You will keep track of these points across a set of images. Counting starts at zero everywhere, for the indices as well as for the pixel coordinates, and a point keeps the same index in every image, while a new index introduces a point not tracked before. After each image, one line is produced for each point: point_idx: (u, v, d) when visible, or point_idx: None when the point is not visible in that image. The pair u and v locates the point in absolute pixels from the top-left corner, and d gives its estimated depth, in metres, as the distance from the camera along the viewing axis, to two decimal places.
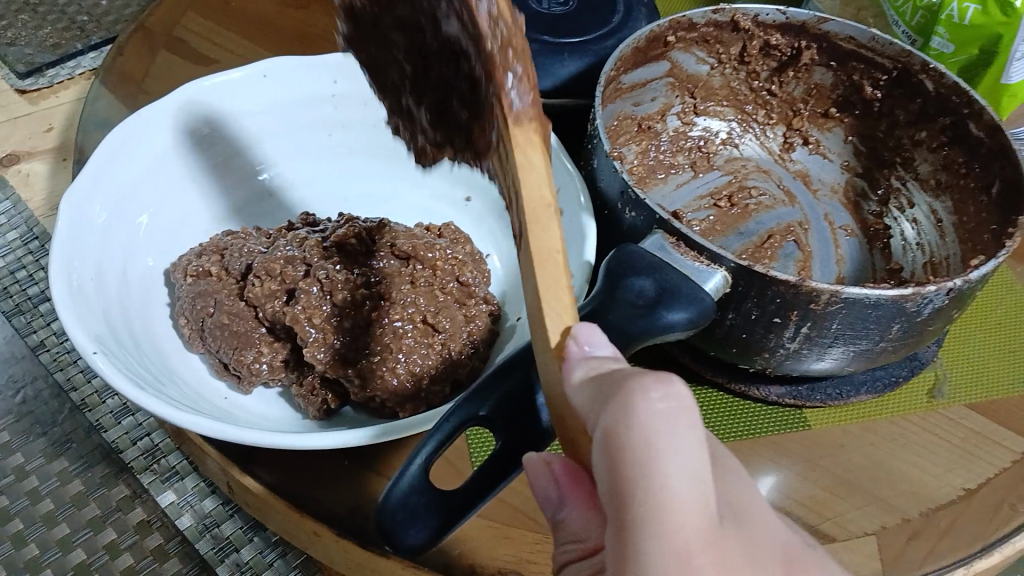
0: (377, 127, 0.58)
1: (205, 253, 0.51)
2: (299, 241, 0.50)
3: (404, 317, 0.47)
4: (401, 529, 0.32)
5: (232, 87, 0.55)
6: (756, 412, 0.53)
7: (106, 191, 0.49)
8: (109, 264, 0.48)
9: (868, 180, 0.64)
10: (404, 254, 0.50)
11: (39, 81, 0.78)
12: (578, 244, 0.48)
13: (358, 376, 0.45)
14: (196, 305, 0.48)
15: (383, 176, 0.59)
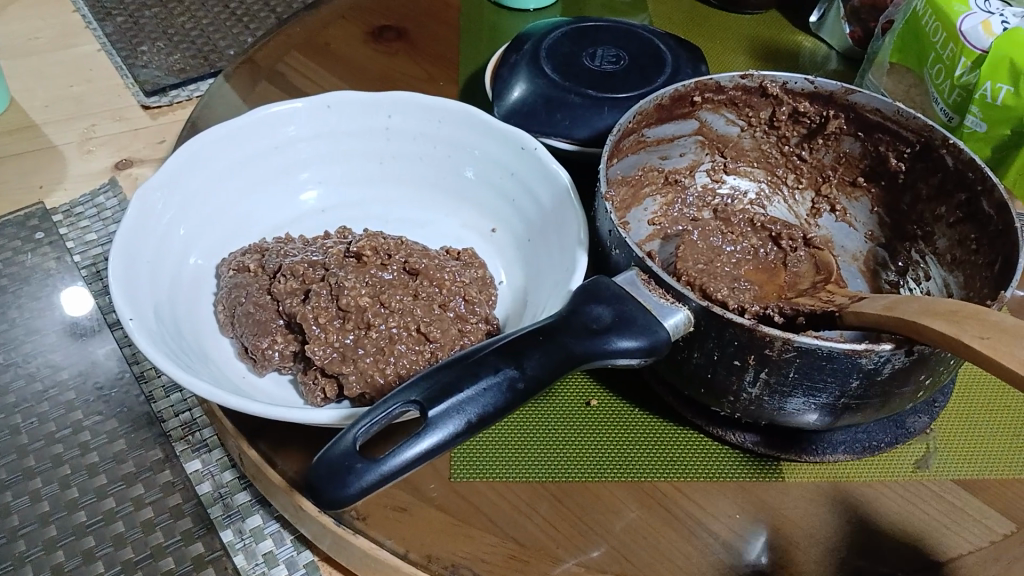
0: (421, 161, 0.65)
1: (248, 253, 0.58)
2: (325, 249, 0.56)
3: (401, 324, 0.52)
4: (324, 486, 0.37)
5: (296, 114, 0.62)
6: (728, 457, 0.55)
7: (174, 190, 0.57)
8: (165, 252, 0.56)
9: (889, 251, 0.65)
10: (413, 271, 0.55)
11: (161, 99, 0.90)
12: (569, 276, 0.53)
13: (353, 373, 0.50)
14: (231, 295, 0.55)
15: (422, 203, 0.65)
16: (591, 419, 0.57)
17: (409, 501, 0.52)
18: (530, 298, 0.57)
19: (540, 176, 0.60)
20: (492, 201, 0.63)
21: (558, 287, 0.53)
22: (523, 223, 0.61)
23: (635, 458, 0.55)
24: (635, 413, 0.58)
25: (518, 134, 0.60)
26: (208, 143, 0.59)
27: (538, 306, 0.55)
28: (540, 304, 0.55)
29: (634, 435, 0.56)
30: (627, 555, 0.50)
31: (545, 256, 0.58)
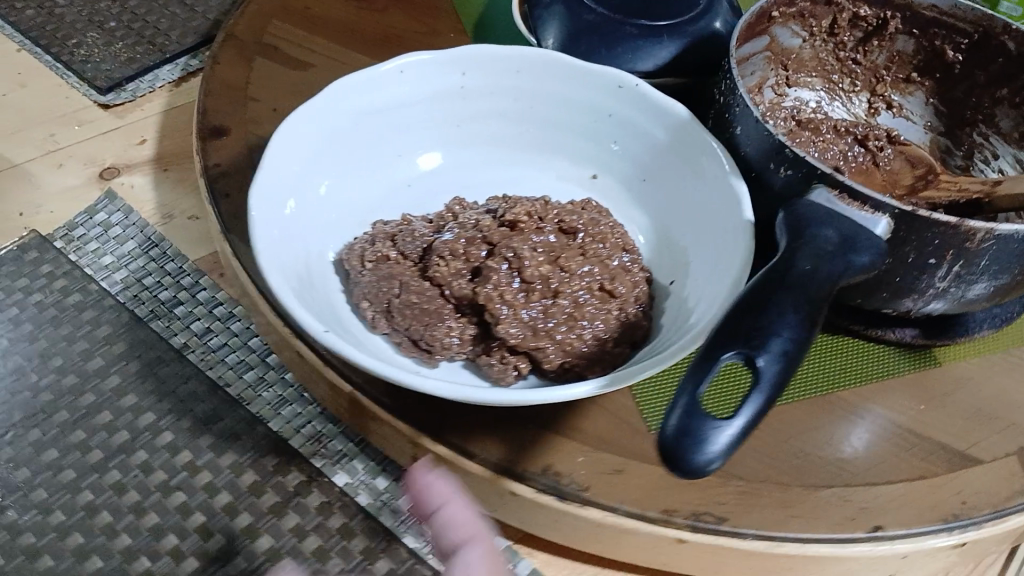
0: (500, 117, 0.62)
1: (377, 241, 0.54)
2: (469, 224, 0.53)
3: (584, 287, 0.50)
4: (694, 457, 0.35)
5: (372, 85, 0.58)
6: (887, 354, 0.57)
7: (282, 182, 0.52)
8: (296, 250, 0.51)
9: (951, 138, 0.68)
10: (569, 230, 0.53)
11: (121, 95, 0.79)
12: (734, 205, 0.52)
13: (551, 347, 0.48)
14: (383, 289, 0.51)
15: (509, 161, 0.63)
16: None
17: (623, 462, 0.50)
18: (677, 238, 0.56)
19: (647, 111, 0.59)
20: (587, 146, 0.62)
21: (726, 219, 0.53)
22: (633, 163, 0.60)
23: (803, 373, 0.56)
24: None
25: (612, 73, 0.59)
26: (295, 132, 0.54)
27: (692, 244, 0.55)
28: (701, 241, 0.54)
29: None
30: (839, 463, 0.51)
31: (679, 192, 0.57)
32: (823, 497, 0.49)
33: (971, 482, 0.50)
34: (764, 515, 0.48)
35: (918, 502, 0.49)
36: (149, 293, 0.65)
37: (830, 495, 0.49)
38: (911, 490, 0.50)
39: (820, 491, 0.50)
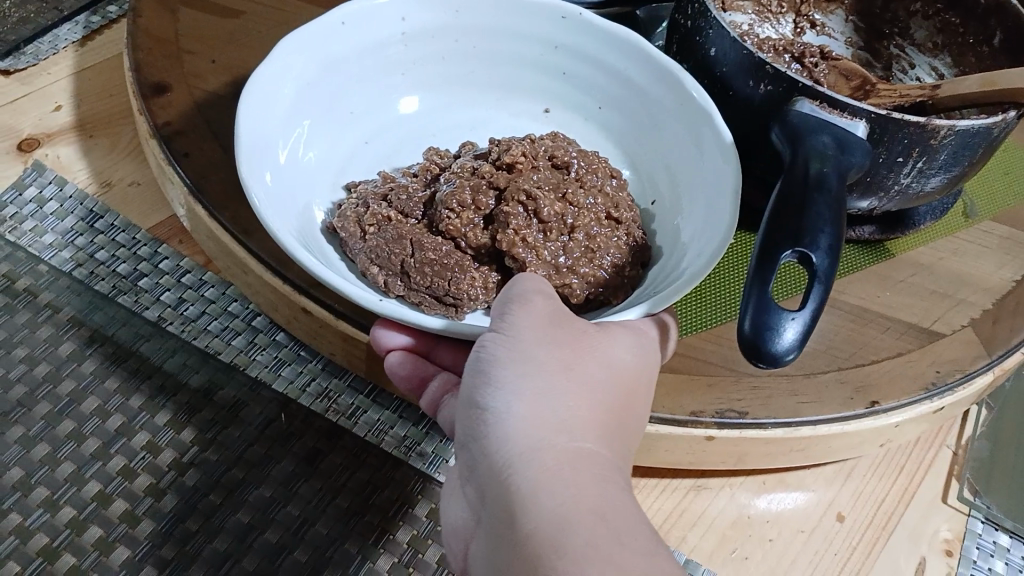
0: (445, 59, 0.64)
1: (369, 201, 0.54)
2: (464, 172, 0.53)
3: (594, 217, 0.52)
4: (775, 347, 0.37)
5: (322, 36, 0.58)
6: (850, 250, 0.63)
7: (264, 143, 0.52)
8: (295, 213, 0.51)
9: (870, 52, 0.75)
10: (563, 164, 0.54)
11: (21, 60, 0.72)
12: (697, 120, 0.56)
13: (575, 282, 0.50)
14: (394, 246, 0.50)
15: (468, 100, 0.65)
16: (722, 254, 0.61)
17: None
18: (645, 160, 0.61)
19: (595, 40, 0.62)
20: (538, 79, 0.65)
21: (694, 133, 0.56)
22: (584, 92, 0.64)
23: None
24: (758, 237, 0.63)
25: (555, 5, 0.61)
26: (263, 91, 0.53)
27: (667, 165, 0.59)
28: (673, 161, 0.58)
29: None
30: (831, 351, 0.56)
31: (642, 115, 0.61)
32: (824, 383, 0.54)
33: (941, 353, 0.57)
34: (775, 403, 0.52)
35: (902, 376, 0.55)
36: (107, 269, 0.61)
37: (829, 380, 0.54)
38: (894, 367, 0.55)
39: (820, 377, 0.54)
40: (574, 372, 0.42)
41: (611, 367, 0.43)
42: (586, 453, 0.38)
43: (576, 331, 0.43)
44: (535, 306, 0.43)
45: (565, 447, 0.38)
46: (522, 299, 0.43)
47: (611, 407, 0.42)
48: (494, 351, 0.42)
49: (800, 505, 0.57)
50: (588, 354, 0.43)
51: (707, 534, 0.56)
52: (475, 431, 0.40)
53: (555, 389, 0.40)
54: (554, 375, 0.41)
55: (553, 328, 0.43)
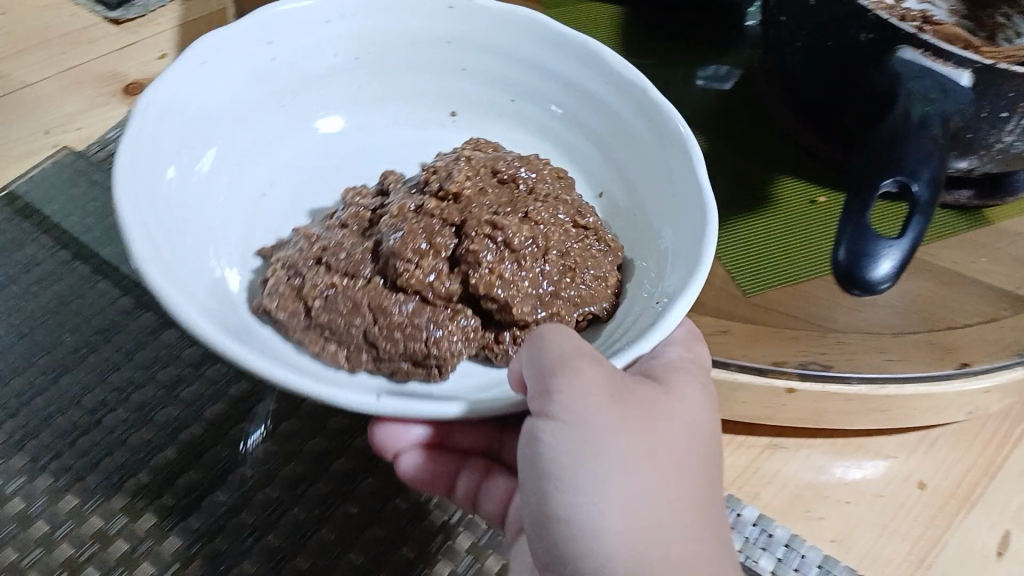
0: (297, 63, 0.56)
1: (304, 254, 0.48)
2: (394, 211, 0.48)
3: (570, 236, 0.48)
4: (868, 273, 0.37)
5: (213, 51, 0.52)
6: (945, 216, 0.61)
7: (160, 184, 0.46)
8: (201, 262, 0.45)
9: (974, 21, 0.72)
10: (510, 179, 0.50)
11: (130, 11, 0.78)
12: (667, 134, 0.51)
13: (563, 308, 0.47)
14: (346, 317, 0.45)
15: (347, 105, 0.59)
16: (817, 215, 0.60)
17: (724, 323, 0.53)
18: (620, 184, 0.55)
19: (493, 28, 0.58)
20: (443, 80, 0.60)
21: (663, 155, 0.51)
22: (500, 90, 0.60)
23: None
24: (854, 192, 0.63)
25: None
26: (165, 124, 0.48)
27: (633, 181, 0.54)
28: (641, 175, 0.53)
29: None
30: (921, 314, 0.54)
31: (608, 127, 0.56)
32: (911, 343, 0.53)
33: None
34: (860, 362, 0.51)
35: (994, 343, 0.53)
36: None
37: (917, 341, 0.53)
38: (986, 334, 0.54)
39: (907, 338, 0.53)
40: (665, 453, 0.38)
41: (688, 429, 0.39)
42: (694, 553, 0.37)
43: (627, 391, 0.38)
44: (589, 386, 0.37)
45: (674, 553, 0.36)
46: (572, 376, 0.36)
47: (700, 476, 0.39)
48: (564, 450, 0.37)
49: (878, 471, 0.56)
50: (656, 414, 0.38)
51: (780, 493, 0.55)
52: (571, 546, 0.37)
53: (650, 479, 0.37)
54: (641, 467, 0.37)
55: (616, 400, 0.37)
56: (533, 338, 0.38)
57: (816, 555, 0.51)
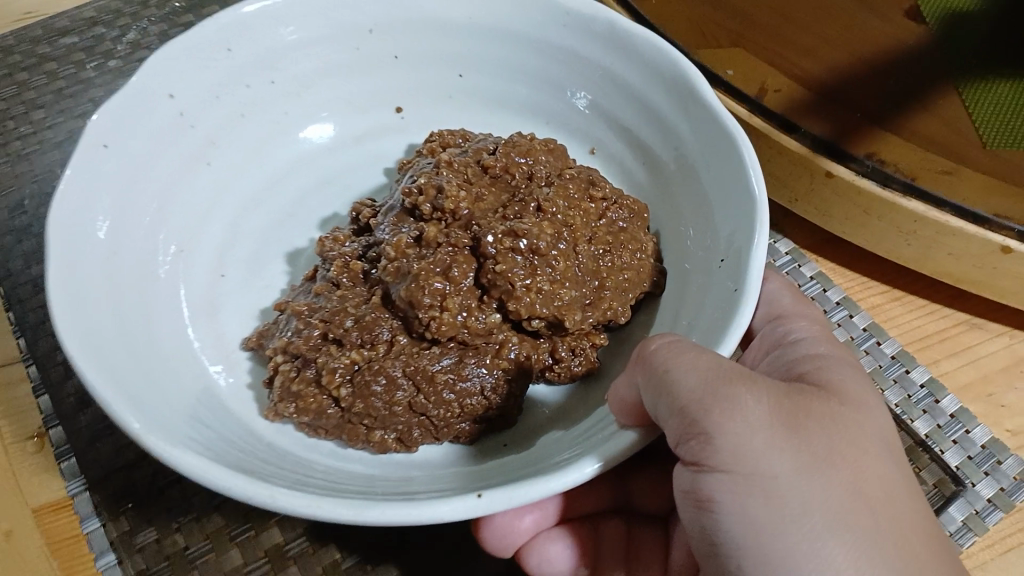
0: (188, 166, 0.66)
1: (298, 401, 0.54)
2: (437, 293, 0.55)
3: (555, 303, 0.56)
4: None
5: (84, 172, 0.57)
6: None
7: (92, 295, 0.53)
8: (177, 417, 0.51)
9: None
10: (458, 279, 0.56)
11: None
12: (706, 116, 0.61)
13: (578, 313, 0.57)
14: (358, 396, 0.54)
15: (249, 202, 0.69)
16: None
17: (950, 168, 0.72)
18: (671, 178, 0.66)
19: (515, 11, 0.69)
20: (431, 73, 0.74)
21: (718, 153, 0.60)
22: (444, 70, 0.74)
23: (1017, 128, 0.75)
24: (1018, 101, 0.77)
25: None
26: (72, 253, 0.54)
27: (720, 202, 0.59)
28: (718, 206, 0.60)
29: (1009, 114, 0.77)
30: None
31: (652, 116, 0.67)
32: None
33: None
34: (980, 210, 0.68)
35: None
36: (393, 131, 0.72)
37: None
38: None
39: None
40: (835, 436, 0.41)
41: (852, 400, 0.43)
42: (887, 491, 0.41)
43: (801, 405, 0.41)
44: (755, 416, 0.40)
45: (869, 500, 0.40)
46: (734, 404, 0.40)
47: (876, 426, 0.43)
48: (758, 510, 0.40)
49: None
50: (830, 424, 0.42)
51: None
52: None
53: (831, 455, 0.41)
54: (817, 446, 0.41)
55: (794, 434, 0.40)
56: (664, 357, 0.42)
57: (1013, 463, 0.63)
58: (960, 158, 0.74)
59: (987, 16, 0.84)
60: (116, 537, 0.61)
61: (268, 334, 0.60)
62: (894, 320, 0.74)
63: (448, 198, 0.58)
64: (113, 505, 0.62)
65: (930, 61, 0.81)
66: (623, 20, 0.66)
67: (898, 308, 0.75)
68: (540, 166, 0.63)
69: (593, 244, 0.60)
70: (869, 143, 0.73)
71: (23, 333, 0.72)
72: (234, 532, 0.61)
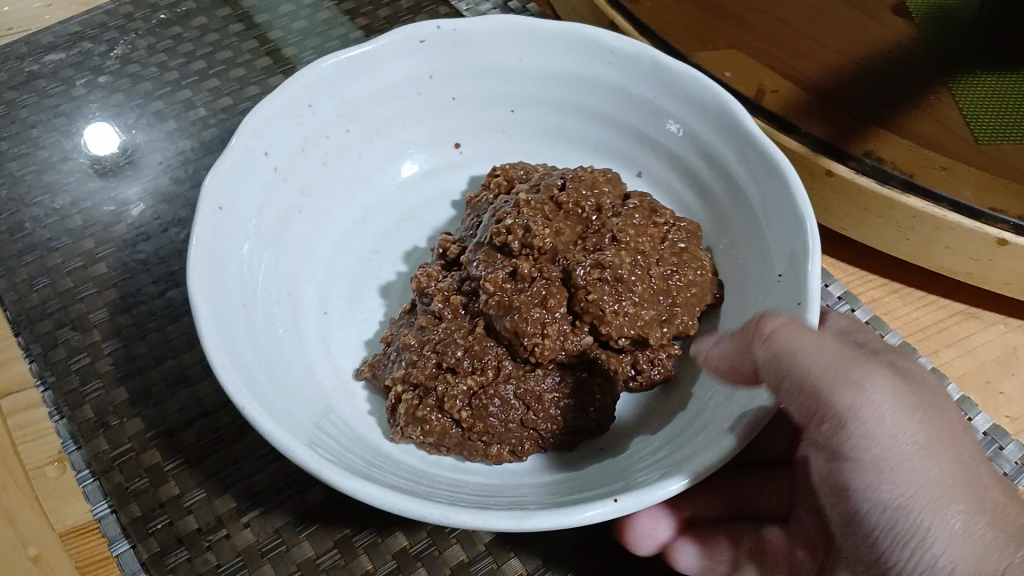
0: (286, 217, 0.73)
1: (422, 423, 0.62)
2: (541, 322, 0.63)
3: (637, 319, 0.65)
4: None
5: (208, 234, 0.63)
6: None
7: (232, 341, 0.59)
8: (325, 446, 0.57)
9: None
10: (552, 307, 0.64)
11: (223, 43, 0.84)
12: (749, 143, 0.69)
13: (656, 326, 0.66)
14: (477, 413, 0.62)
15: (340, 243, 0.77)
16: (1012, 108, 0.82)
17: (945, 164, 0.78)
18: (717, 196, 0.74)
19: (560, 50, 0.77)
20: (484, 108, 0.82)
21: (765, 177, 0.68)
22: (495, 105, 0.82)
23: (1005, 127, 0.81)
24: (1002, 102, 0.83)
25: (417, 29, 0.76)
26: (212, 306, 0.60)
27: (770, 219, 0.67)
28: (767, 222, 0.68)
29: (992, 113, 0.82)
30: None
31: (696, 142, 0.75)
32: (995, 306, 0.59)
33: None
34: (976, 205, 0.74)
35: None
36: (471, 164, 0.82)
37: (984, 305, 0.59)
38: None
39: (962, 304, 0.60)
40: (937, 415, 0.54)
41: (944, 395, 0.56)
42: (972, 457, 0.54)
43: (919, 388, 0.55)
44: (868, 395, 0.54)
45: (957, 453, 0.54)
46: (854, 385, 0.54)
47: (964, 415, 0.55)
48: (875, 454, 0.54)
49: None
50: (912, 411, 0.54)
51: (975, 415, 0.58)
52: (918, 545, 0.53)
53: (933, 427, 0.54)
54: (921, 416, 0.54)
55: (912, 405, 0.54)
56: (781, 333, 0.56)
57: (1013, 447, 0.72)
58: (956, 156, 0.79)
59: (969, 20, 0.90)
60: (147, 558, 0.63)
61: (380, 364, 0.68)
62: (896, 313, 0.83)
63: (535, 236, 0.65)
64: (194, 535, 0.64)
65: (918, 64, 0.86)
66: (665, 58, 0.74)
67: (897, 299, 0.84)
68: (605, 197, 0.71)
69: (662, 265, 0.68)
70: (869, 144, 0.78)
71: (34, 359, 0.75)
72: (265, 548, 0.64)
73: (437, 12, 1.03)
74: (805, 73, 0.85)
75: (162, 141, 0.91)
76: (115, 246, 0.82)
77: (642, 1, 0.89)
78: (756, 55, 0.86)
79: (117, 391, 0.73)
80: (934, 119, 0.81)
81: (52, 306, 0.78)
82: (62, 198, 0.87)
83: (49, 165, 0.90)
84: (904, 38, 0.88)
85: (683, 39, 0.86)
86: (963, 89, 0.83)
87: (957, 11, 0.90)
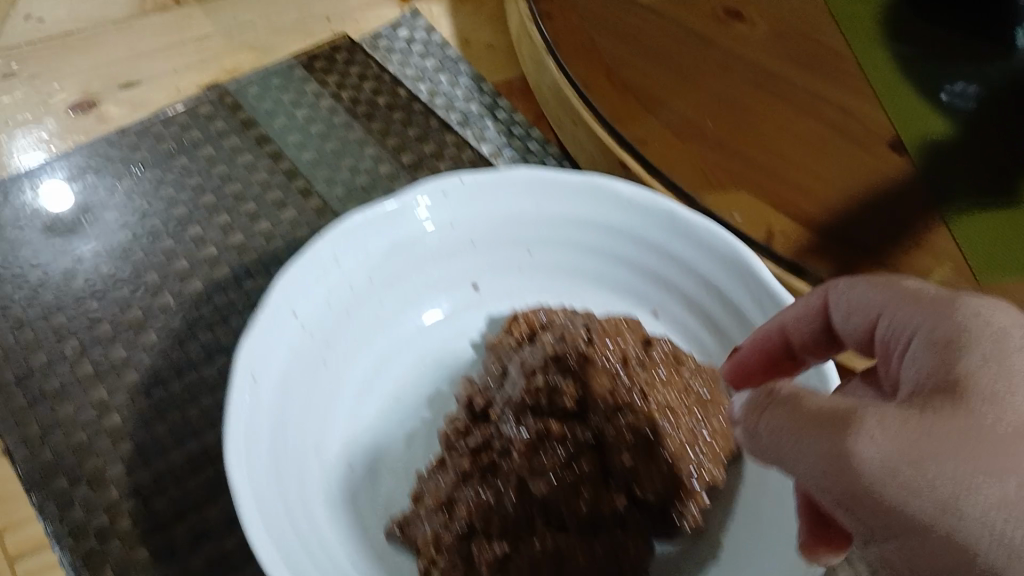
0: (314, 374, 0.72)
1: None
2: (575, 484, 0.66)
3: (669, 479, 0.67)
4: None
5: (243, 406, 0.63)
6: None
7: (268, 520, 0.59)
8: None
9: None
10: (585, 466, 0.67)
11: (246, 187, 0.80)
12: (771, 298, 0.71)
13: (688, 485, 0.67)
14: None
15: (365, 392, 0.77)
16: (1006, 244, 0.85)
17: None
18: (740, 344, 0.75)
19: (579, 201, 0.80)
20: (504, 253, 0.83)
21: None
22: (514, 249, 0.83)
23: (1002, 265, 0.84)
24: (999, 238, 0.86)
25: (442, 182, 0.78)
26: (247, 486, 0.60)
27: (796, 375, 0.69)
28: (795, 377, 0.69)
29: (989, 250, 0.85)
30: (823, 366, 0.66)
31: (715, 291, 0.77)
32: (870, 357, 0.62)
33: None
34: None
35: None
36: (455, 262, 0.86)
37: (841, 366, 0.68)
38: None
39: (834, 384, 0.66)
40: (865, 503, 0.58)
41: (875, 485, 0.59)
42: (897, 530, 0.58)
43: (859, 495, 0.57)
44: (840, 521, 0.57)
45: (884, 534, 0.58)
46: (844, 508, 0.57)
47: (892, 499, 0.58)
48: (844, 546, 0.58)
49: None
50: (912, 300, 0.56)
51: None
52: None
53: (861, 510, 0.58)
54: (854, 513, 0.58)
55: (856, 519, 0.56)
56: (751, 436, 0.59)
57: None
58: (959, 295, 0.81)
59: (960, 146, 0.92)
60: None
61: (411, 522, 0.68)
62: None
63: (566, 394, 0.68)
64: None
65: (915, 194, 0.88)
66: (682, 210, 0.76)
67: None
68: (630, 346, 0.71)
69: (689, 420, 0.70)
70: None
71: (48, 520, 0.72)
72: None
73: (447, 140, 1.05)
74: (810, 211, 0.86)
75: (174, 282, 0.88)
76: (130, 394, 0.80)
77: (649, 138, 0.92)
78: (758, 190, 0.88)
79: (138, 548, 0.71)
80: (933, 256, 0.84)
81: (67, 461, 0.75)
82: (71, 345, 0.82)
83: (54, 311, 0.84)
84: (899, 167, 0.91)
85: (688, 178, 0.89)
86: (960, 225, 0.87)
87: (950, 140, 0.93)
